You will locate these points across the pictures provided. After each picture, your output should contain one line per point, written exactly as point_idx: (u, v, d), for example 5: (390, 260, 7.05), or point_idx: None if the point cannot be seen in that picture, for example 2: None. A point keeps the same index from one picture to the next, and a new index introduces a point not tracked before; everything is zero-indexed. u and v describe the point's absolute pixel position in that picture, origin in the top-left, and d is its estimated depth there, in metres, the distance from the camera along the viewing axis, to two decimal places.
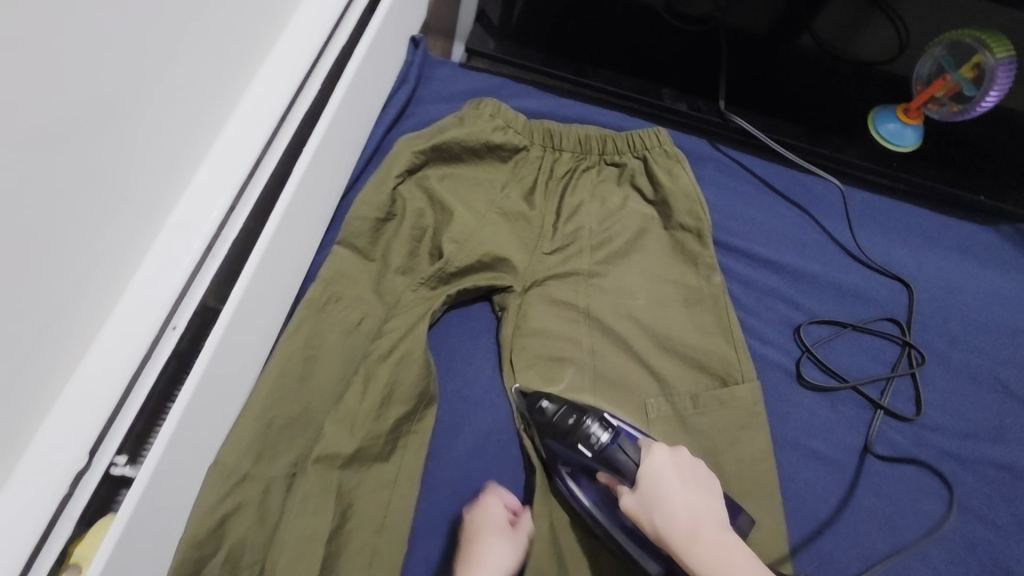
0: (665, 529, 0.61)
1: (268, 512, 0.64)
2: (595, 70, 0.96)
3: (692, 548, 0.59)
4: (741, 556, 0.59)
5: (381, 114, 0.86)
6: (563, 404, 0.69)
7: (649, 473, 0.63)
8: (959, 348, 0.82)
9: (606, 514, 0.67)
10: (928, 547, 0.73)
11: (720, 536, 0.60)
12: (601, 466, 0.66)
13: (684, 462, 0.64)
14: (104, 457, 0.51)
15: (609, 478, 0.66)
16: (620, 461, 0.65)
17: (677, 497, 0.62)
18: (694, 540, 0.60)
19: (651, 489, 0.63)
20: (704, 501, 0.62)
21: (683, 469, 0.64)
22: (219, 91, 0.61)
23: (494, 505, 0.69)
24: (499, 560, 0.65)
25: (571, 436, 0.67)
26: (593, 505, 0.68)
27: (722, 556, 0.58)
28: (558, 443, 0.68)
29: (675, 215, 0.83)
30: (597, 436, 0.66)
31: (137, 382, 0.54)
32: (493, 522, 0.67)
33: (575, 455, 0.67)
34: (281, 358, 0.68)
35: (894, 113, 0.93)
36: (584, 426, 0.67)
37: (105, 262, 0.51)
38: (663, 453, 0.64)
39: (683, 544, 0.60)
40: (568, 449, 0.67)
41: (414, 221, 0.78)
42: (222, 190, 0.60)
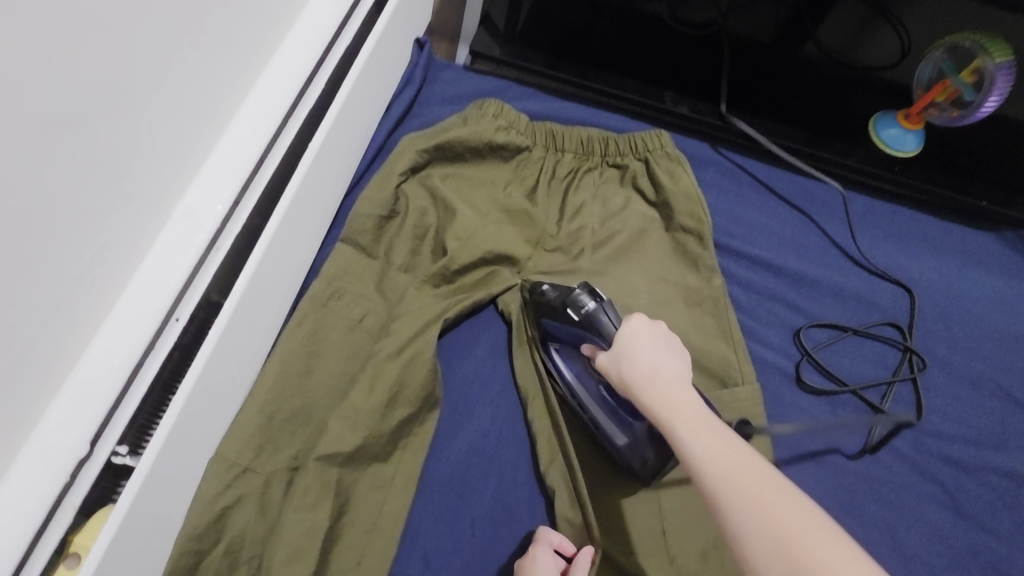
0: (628, 377, 0.60)
1: (267, 506, 0.64)
2: (599, 73, 0.96)
3: (649, 389, 0.57)
4: (696, 407, 0.55)
5: (385, 114, 0.87)
6: (562, 288, 0.72)
7: (625, 334, 0.63)
8: (961, 354, 0.82)
9: (586, 388, 0.72)
10: (930, 553, 0.72)
11: (680, 387, 0.57)
12: (584, 332, 0.67)
13: (660, 332, 0.64)
14: (106, 446, 0.51)
15: (591, 348, 0.67)
16: (600, 323, 0.66)
17: (643, 351, 0.61)
18: (653, 382, 0.58)
19: (622, 344, 0.62)
20: (674, 361, 0.61)
21: (659, 335, 0.63)
22: (226, 87, 0.61)
23: (542, 551, 0.64)
24: None
25: (560, 306, 0.70)
26: (574, 379, 0.73)
27: (677, 401, 0.56)
28: (551, 320, 0.72)
29: (676, 216, 0.83)
30: (584, 303, 0.68)
31: (139, 372, 0.54)
32: (548, 574, 0.62)
33: (564, 326, 0.70)
34: (284, 353, 0.69)
35: (895, 118, 0.93)
36: (575, 295, 0.69)
37: (110, 252, 0.52)
38: (641, 321, 0.64)
39: (643, 388, 0.58)
40: (557, 320, 0.71)
41: (417, 220, 0.79)
42: (227, 184, 0.61)
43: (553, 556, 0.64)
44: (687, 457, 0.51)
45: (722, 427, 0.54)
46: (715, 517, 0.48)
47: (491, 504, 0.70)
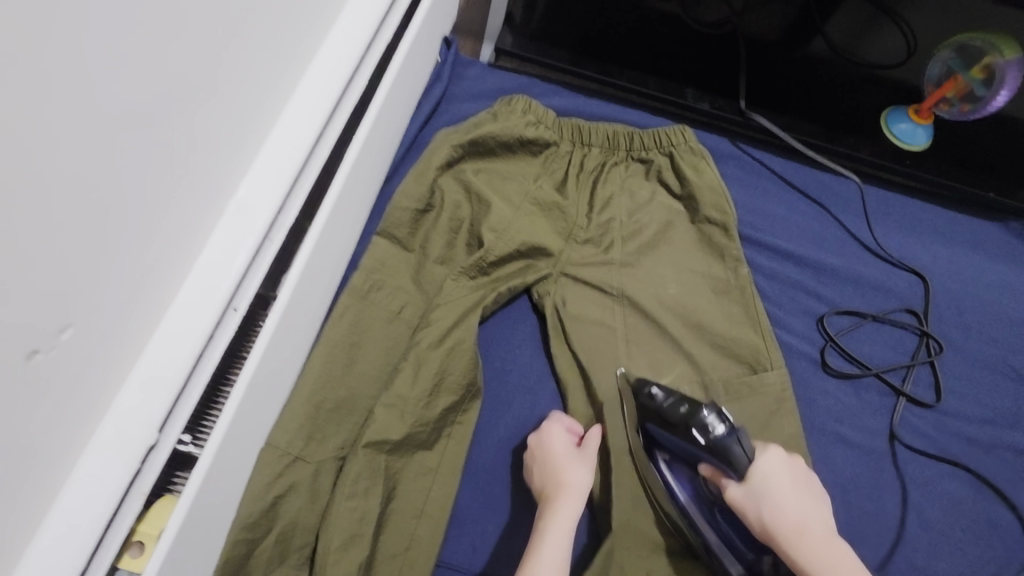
0: (773, 524, 0.63)
1: (317, 495, 0.65)
2: (621, 70, 0.99)
3: (801, 545, 0.61)
4: (849, 567, 0.60)
5: (416, 110, 0.89)
6: (673, 397, 0.71)
7: (762, 472, 0.65)
8: (975, 338, 0.86)
9: (700, 509, 0.70)
10: (954, 528, 0.75)
11: (831, 544, 0.61)
12: (709, 457, 0.66)
13: (794, 466, 0.67)
14: (171, 434, 0.51)
15: (713, 471, 0.67)
16: (734, 453, 0.65)
17: (785, 494, 0.64)
18: (803, 536, 0.62)
19: (762, 484, 0.65)
20: (812, 504, 0.65)
21: (793, 472, 0.66)
22: (278, 80, 0.62)
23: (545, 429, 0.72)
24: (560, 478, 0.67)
25: (683, 423, 0.68)
26: (686, 499, 0.70)
27: (832, 561, 0.60)
28: (663, 430, 0.70)
29: (701, 208, 0.86)
30: (714, 428, 0.66)
31: (202, 360, 0.54)
32: (563, 446, 0.70)
33: (685, 444, 0.68)
34: (328, 344, 0.70)
35: (905, 113, 0.97)
36: (701, 416, 0.67)
37: (173, 240, 0.53)
38: (777, 456, 0.67)
39: (792, 540, 0.62)
40: (676, 437, 0.69)
41: (452, 213, 0.80)
42: (281, 175, 0.62)
43: (565, 432, 0.72)
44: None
45: None
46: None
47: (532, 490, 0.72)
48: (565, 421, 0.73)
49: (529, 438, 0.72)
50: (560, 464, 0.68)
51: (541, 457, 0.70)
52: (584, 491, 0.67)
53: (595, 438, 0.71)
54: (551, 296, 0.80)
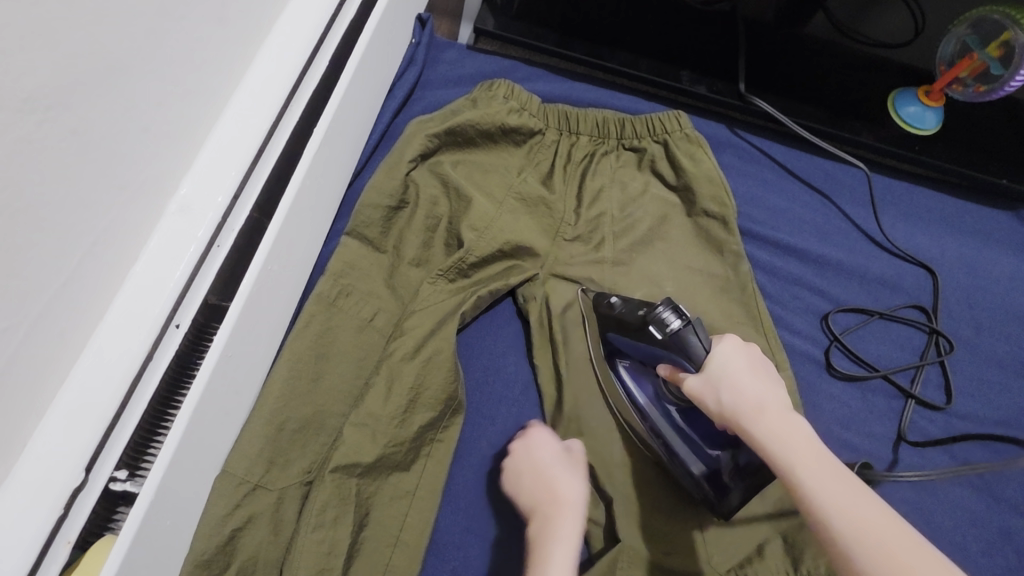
0: (732, 410, 0.56)
1: (281, 525, 0.59)
2: (611, 51, 0.92)
3: (759, 426, 0.55)
4: (810, 446, 0.53)
5: (388, 96, 0.81)
6: (631, 302, 0.68)
7: (720, 357, 0.59)
8: (986, 335, 0.81)
9: (660, 412, 0.68)
10: (967, 539, 0.70)
11: (793, 424, 0.55)
12: (667, 352, 0.63)
13: (752, 356, 0.61)
14: (102, 473, 0.45)
15: (671, 369, 0.63)
16: (690, 344, 0.60)
17: (742, 380, 0.58)
18: (763, 417, 0.55)
19: (719, 369, 0.59)
20: (773, 388, 0.58)
21: (752, 358, 0.60)
22: (222, 64, 0.56)
23: (516, 445, 0.67)
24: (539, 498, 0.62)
25: (640, 323, 0.64)
26: (646, 401, 0.69)
27: (792, 438, 0.53)
28: (620, 335, 0.69)
29: (698, 201, 0.79)
30: (669, 320, 0.62)
31: (139, 387, 0.48)
32: (554, 455, 0.65)
33: (640, 343, 0.66)
34: (292, 357, 0.63)
35: (914, 95, 0.91)
36: (657, 311, 0.62)
37: (100, 249, 0.46)
38: (734, 343, 0.61)
39: (751, 422, 0.55)
40: (634, 336, 0.66)
41: (428, 210, 0.74)
42: (228, 172, 0.56)
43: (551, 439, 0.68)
44: (802, 499, 0.50)
45: (835, 464, 0.52)
46: (834, 559, 0.48)
47: None
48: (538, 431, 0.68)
49: (516, 446, 0.67)
50: (552, 475, 0.63)
51: (528, 469, 0.64)
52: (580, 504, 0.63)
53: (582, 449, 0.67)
54: (540, 299, 0.75)
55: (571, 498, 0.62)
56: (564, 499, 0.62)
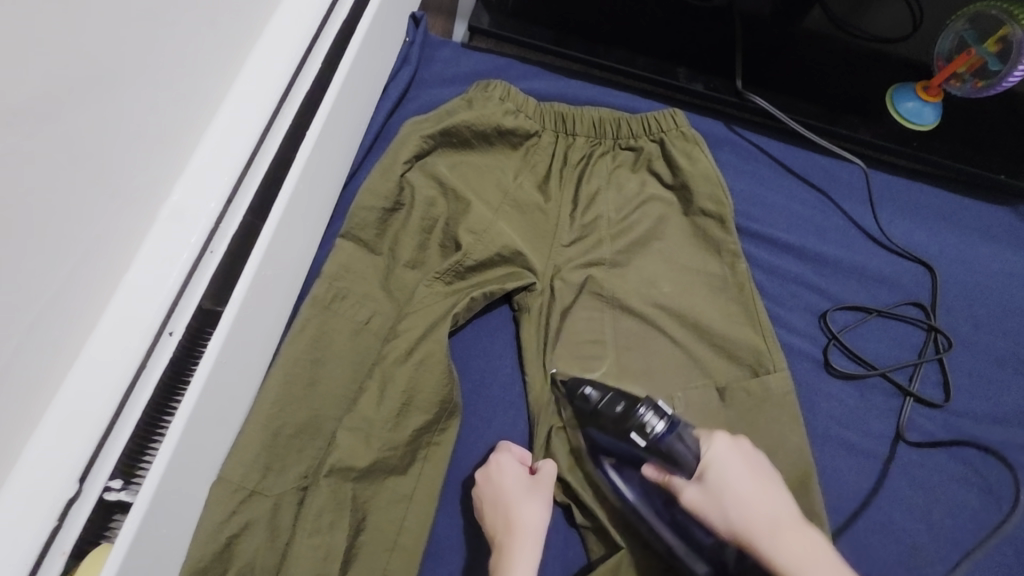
0: (738, 525, 0.59)
1: (278, 532, 0.59)
2: (606, 48, 0.91)
3: (770, 543, 0.57)
4: (822, 562, 0.55)
5: (383, 97, 0.81)
6: (609, 394, 0.68)
7: (714, 467, 0.62)
8: (984, 331, 0.81)
9: (655, 511, 0.65)
10: (965, 536, 0.71)
11: (802, 534, 0.57)
12: (652, 455, 0.63)
13: (747, 455, 0.63)
14: (97, 482, 0.45)
15: (659, 469, 0.64)
16: (677, 453, 0.62)
17: (741, 489, 0.60)
18: (771, 532, 0.58)
19: (716, 482, 0.61)
20: (773, 494, 0.60)
21: (747, 460, 0.62)
22: (213, 66, 0.55)
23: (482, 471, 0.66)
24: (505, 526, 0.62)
25: (621, 423, 0.65)
26: (637, 500, 0.65)
27: (804, 556, 0.55)
28: (603, 432, 0.66)
29: (695, 200, 0.79)
30: (652, 424, 0.63)
31: (133, 395, 0.48)
32: (519, 480, 0.64)
33: (626, 444, 0.65)
34: (287, 362, 0.63)
35: (913, 90, 0.90)
36: (637, 412, 0.64)
37: (91, 258, 0.45)
38: (725, 444, 0.63)
39: (759, 539, 0.58)
40: (620, 439, 0.65)
41: (424, 211, 0.74)
42: (220, 177, 0.55)
43: (519, 462, 0.66)
44: None
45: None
46: None
47: None
48: (504, 456, 0.66)
49: (482, 471, 0.66)
50: (514, 504, 0.62)
51: (491, 495, 0.64)
52: (541, 534, 0.62)
53: (551, 467, 0.66)
54: (539, 302, 0.74)
55: (538, 526, 0.62)
56: (534, 527, 0.62)
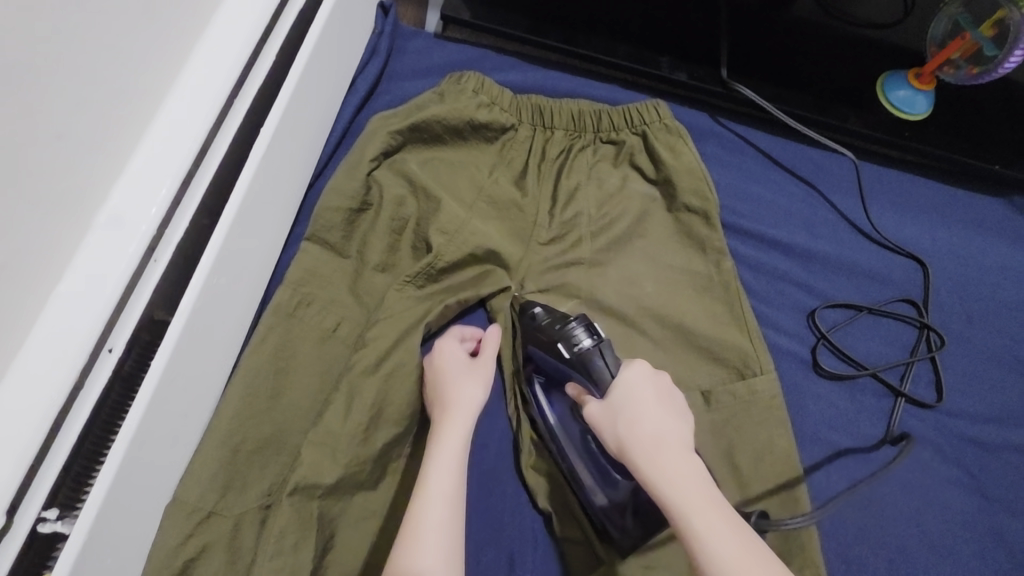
0: (628, 443, 0.57)
1: (238, 554, 0.57)
2: (587, 37, 0.87)
3: (652, 463, 0.55)
4: (700, 490, 0.53)
5: (350, 91, 0.77)
6: (555, 313, 0.67)
7: (624, 386, 0.60)
8: (978, 327, 0.78)
9: (569, 435, 0.65)
10: (958, 541, 0.68)
11: (686, 464, 0.55)
12: (574, 371, 0.62)
13: (661, 386, 0.61)
14: (30, 514, 0.43)
15: (578, 389, 0.63)
16: (594, 366, 0.61)
17: (642, 411, 0.58)
18: (658, 454, 0.55)
19: (621, 400, 0.59)
20: (675, 424, 0.58)
21: (658, 387, 0.60)
22: (152, 63, 0.52)
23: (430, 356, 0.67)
24: (456, 397, 0.63)
25: (551, 335, 0.64)
26: (555, 421, 0.66)
27: (681, 480, 0.54)
28: (537, 347, 0.66)
29: (678, 195, 0.76)
30: (578, 337, 0.63)
31: (68, 418, 0.45)
32: (458, 363, 0.66)
33: (551, 357, 0.64)
34: (248, 375, 0.61)
35: (905, 78, 0.87)
36: (569, 328, 0.64)
37: (17, 274, 0.42)
38: (642, 370, 0.61)
39: (644, 459, 0.55)
40: (546, 351, 0.64)
41: (393, 211, 0.70)
42: (161, 182, 0.51)
43: (460, 346, 0.68)
44: (685, 541, 0.51)
45: (720, 506, 0.52)
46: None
47: (499, 523, 0.64)
48: (449, 339, 0.68)
49: (423, 359, 0.67)
50: (452, 383, 0.64)
51: (434, 375, 0.66)
52: (478, 409, 0.63)
53: (494, 346, 0.68)
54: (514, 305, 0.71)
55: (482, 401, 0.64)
56: (479, 401, 0.64)
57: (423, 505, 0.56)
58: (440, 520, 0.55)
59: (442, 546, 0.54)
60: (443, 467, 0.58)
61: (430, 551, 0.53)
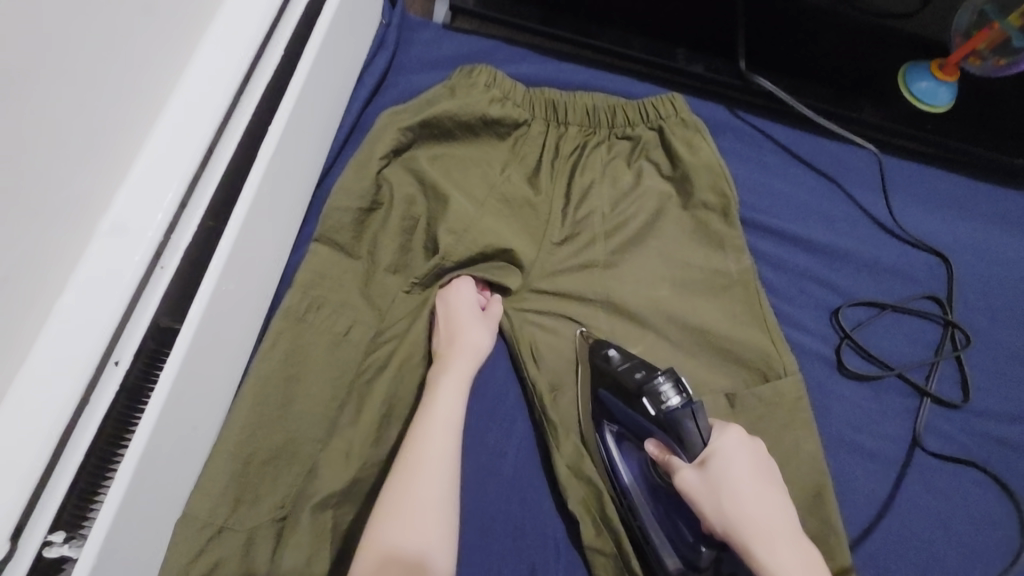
0: (736, 524, 0.54)
1: (253, 568, 0.55)
2: (600, 28, 0.85)
3: (767, 550, 0.52)
4: None
5: (357, 86, 0.74)
6: (631, 361, 0.63)
7: (724, 457, 0.56)
8: (1003, 325, 0.76)
9: (642, 492, 0.63)
10: (986, 544, 0.67)
11: (797, 547, 0.53)
12: (660, 432, 0.59)
13: (756, 453, 0.58)
14: (33, 539, 0.40)
15: (661, 448, 0.61)
16: (686, 430, 0.57)
17: (744, 485, 0.55)
18: (766, 540, 0.53)
19: (721, 474, 0.56)
20: (776, 500, 0.56)
21: (756, 458, 0.57)
22: (153, 56, 0.49)
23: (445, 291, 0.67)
24: (463, 342, 0.63)
25: (635, 391, 0.60)
26: (628, 477, 0.64)
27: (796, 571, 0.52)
28: (613, 397, 0.63)
29: (696, 192, 0.74)
30: (667, 396, 0.58)
31: (73, 436, 0.43)
32: (470, 306, 0.65)
33: (631, 414, 0.61)
34: (258, 383, 0.58)
35: (928, 70, 0.85)
36: (654, 383, 0.59)
37: (17, 280, 0.40)
38: (739, 437, 0.58)
39: (756, 543, 0.53)
40: (628, 407, 0.61)
41: (404, 210, 0.68)
42: (167, 185, 0.49)
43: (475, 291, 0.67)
44: None
45: None
46: None
47: (519, 531, 0.62)
48: (462, 280, 0.67)
49: (438, 292, 0.67)
50: (462, 324, 0.64)
51: (445, 313, 0.65)
52: (482, 357, 0.64)
53: (499, 307, 0.68)
54: (511, 307, 0.69)
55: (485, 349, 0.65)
56: (484, 349, 0.65)
57: (424, 438, 0.58)
58: (435, 453, 0.57)
59: (438, 480, 0.56)
60: (445, 407, 0.60)
61: (426, 484, 0.55)
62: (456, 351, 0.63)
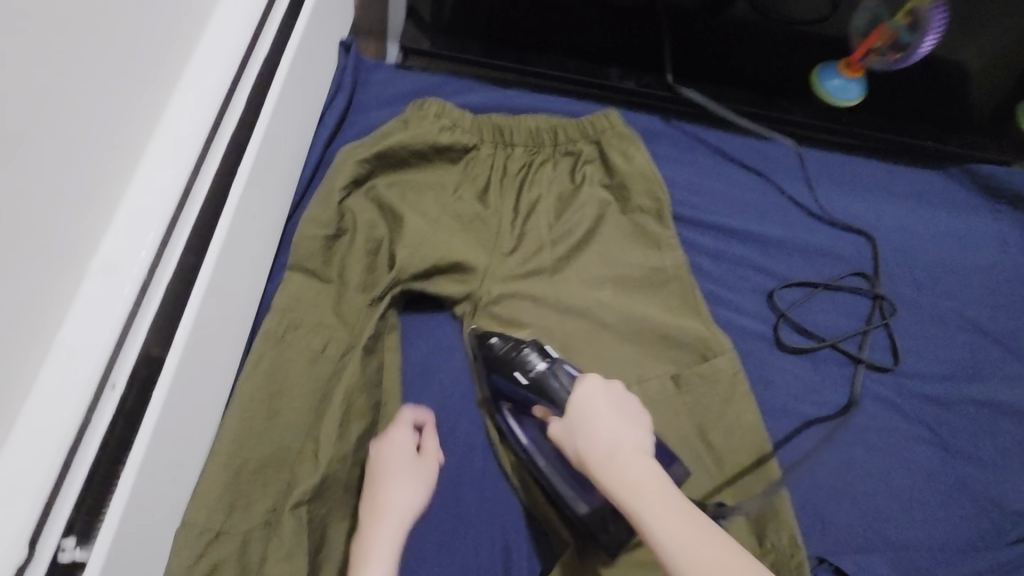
0: (585, 451, 0.58)
1: (248, 565, 0.61)
2: (539, 56, 0.94)
3: (606, 467, 0.56)
4: (659, 487, 0.55)
5: (320, 126, 0.82)
6: (509, 341, 0.71)
7: (577, 402, 0.62)
8: (927, 293, 0.83)
9: (544, 453, 0.67)
10: (924, 493, 0.73)
11: (640, 461, 0.57)
12: (533, 395, 0.66)
13: (615, 393, 0.63)
14: (48, 545, 0.46)
15: (543, 410, 0.66)
16: (553, 388, 0.65)
17: (598, 422, 0.60)
18: (609, 461, 0.57)
19: (578, 415, 0.61)
20: (627, 427, 0.60)
21: (612, 399, 0.62)
22: (132, 117, 0.55)
23: (384, 440, 0.67)
24: (389, 499, 0.63)
25: (510, 365, 0.69)
26: (529, 443, 0.68)
27: (637, 478, 0.55)
28: (498, 376, 0.70)
29: (632, 197, 0.81)
30: (533, 363, 0.67)
31: (78, 453, 0.48)
32: (399, 457, 0.66)
33: (513, 386, 0.68)
34: (243, 400, 0.65)
35: (837, 68, 0.94)
36: (523, 354, 0.68)
37: (24, 323, 0.46)
38: (595, 384, 0.63)
39: (602, 463, 0.57)
40: (507, 380, 0.69)
41: (367, 234, 0.75)
42: (149, 227, 0.55)
43: (410, 434, 0.68)
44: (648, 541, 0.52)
45: (676, 498, 0.54)
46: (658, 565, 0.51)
47: (490, 516, 0.68)
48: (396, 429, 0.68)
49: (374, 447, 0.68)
50: (388, 481, 0.64)
51: (380, 468, 0.66)
52: (405, 517, 0.62)
53: (434, 440, 0.69)
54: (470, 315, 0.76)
55: (413, 509, 0.63)
56: (411, 508, 0.63)
57: None
58: None
59: None
60: None
61: None
62: (385, 508, 0.62)
